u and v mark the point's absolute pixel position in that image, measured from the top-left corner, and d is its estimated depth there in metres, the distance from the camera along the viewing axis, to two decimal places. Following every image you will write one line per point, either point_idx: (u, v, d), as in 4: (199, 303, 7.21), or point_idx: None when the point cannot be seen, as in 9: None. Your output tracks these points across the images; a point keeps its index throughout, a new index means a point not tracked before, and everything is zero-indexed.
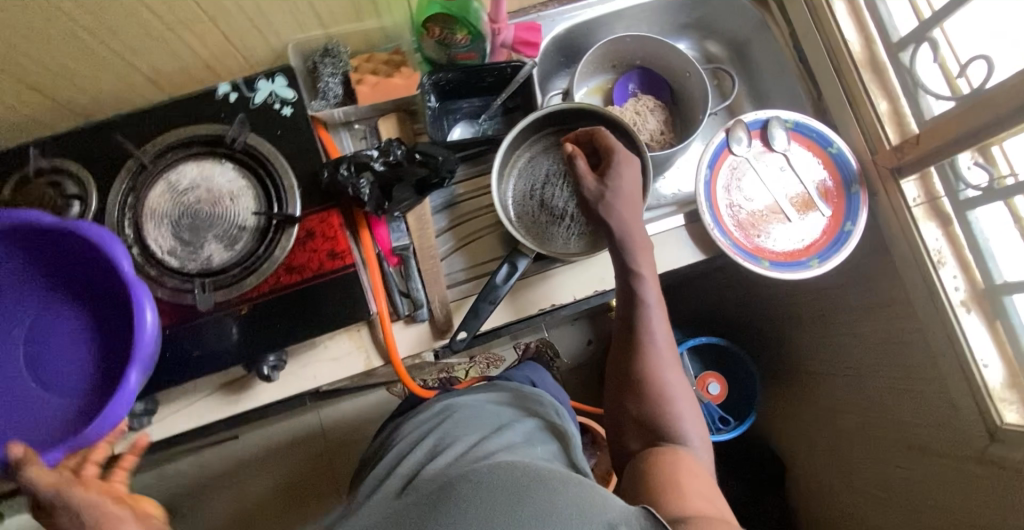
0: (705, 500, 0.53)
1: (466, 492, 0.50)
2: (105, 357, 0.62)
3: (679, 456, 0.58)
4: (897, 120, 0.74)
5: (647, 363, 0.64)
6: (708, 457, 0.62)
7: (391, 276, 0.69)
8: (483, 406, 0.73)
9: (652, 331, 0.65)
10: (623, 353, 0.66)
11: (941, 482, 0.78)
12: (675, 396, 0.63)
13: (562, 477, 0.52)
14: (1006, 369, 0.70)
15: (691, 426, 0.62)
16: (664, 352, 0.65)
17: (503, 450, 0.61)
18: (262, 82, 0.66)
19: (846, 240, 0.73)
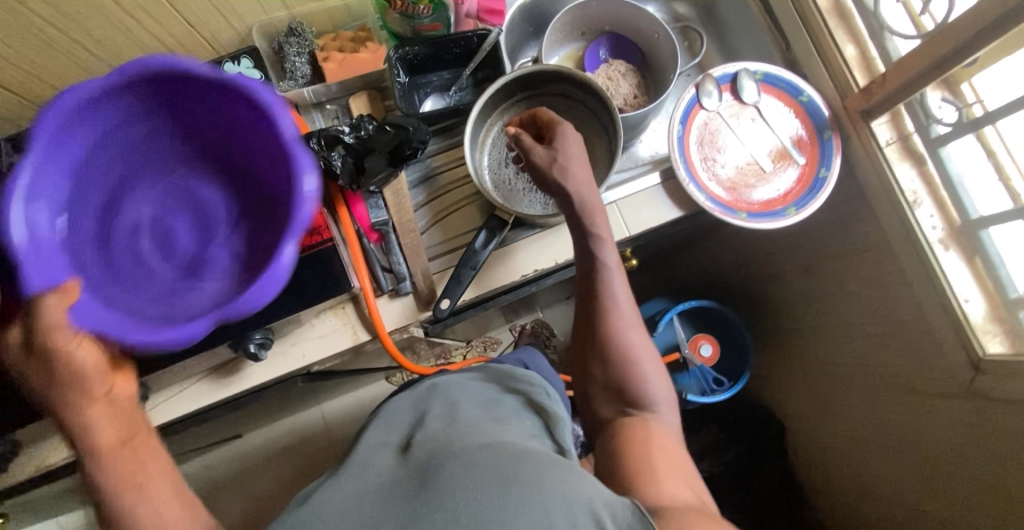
0: (674, 477, 0.56)
1: (452, 477, 0.49)
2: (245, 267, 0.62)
3: (651, 432, 0.61)
4: (864, 64, 0.75)
5: (612, 329, 0.66)
6: (674, 418, 0.65)
7: (371, 253, 0.69)
8: (455, 382, 0.73)
9: (614, 295, 0.66)
10: (588, 323, 0.68)
11: (931, 420, 0.80)
12: (642, 361, 0.66)
13: (547, 459, 0.53)
14: (986, 302, 0.71)
15: (659, 390, 0.65)
16: (627, 317, 0.67)
17: (482, 418, 0.62)
18: (228, 64, 0.69)
19: (821, 185, 0.74)
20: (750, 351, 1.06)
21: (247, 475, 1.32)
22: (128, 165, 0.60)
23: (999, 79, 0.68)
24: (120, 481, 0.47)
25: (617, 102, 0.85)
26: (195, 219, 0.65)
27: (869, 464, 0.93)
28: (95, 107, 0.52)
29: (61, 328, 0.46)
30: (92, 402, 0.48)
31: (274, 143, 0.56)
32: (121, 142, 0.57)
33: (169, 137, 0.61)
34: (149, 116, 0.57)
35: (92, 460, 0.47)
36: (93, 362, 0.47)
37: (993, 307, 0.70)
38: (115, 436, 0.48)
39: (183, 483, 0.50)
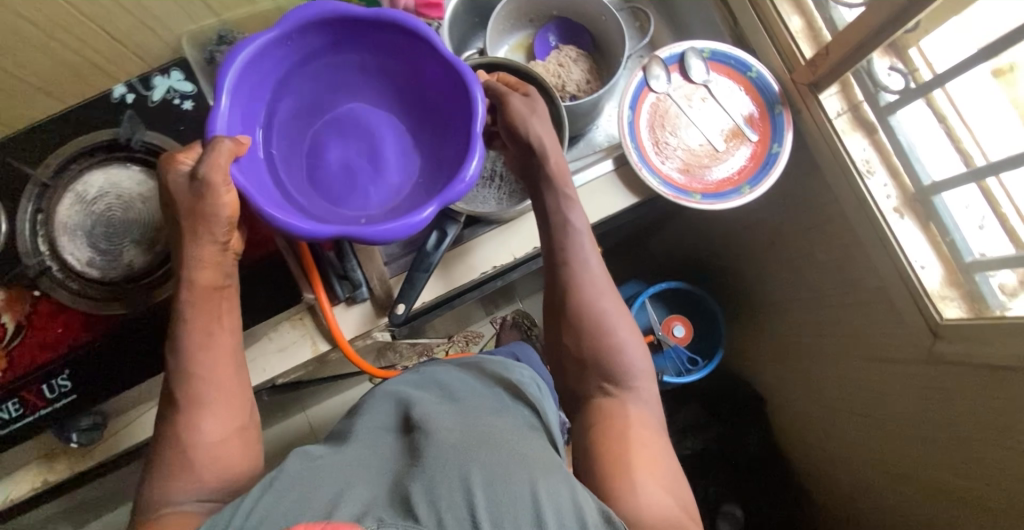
0: (650, 478, 0.56)
1: (452, 465, 0.49)
2: (352, 206, 0.63)
3: (628, 421, 0.61)
4: (811, 35, 0.74)
5: (586, 297, 0.66)
6: (651, 391, 0.65)
7: (325, 261, 0.68)
8: (427, 374, 0.72)
9: (585, 261, 0.67)
10: (559, 301, 0.67)
11: (898, 387, 0.80)
12: (619, 333, 0.66)
13: (545, 464, 0.52)
14: (943, 268, 0.71)
15: (636, 362, 0.65)
16: (600, 282, 0.67)
17: (482, 410, 0.62)
18: (158, 78, 0.65)
19: (774, 161, 0.74)
20: (723, 329, 1.07)
21: None
22: (328, 83, 0.64)
23: (946, 42, 0.68)
24: (201, 322, 0.54)
25: (569, 89, 0.83)
26: (377, 149, 0.65)
27: (845, 432, 0.95)
28: (312, 30, 0.58)
29: (223, 168, 0.52)
30: (208, 243, 0.54)
31: (460, 120, 0.62)
32: (318, 66, 0.62)
33: (380, 74, 0.65)
34: (357, 45, 0.62)
35: (188, 290, 0.55)
36: (229, 212, 0.54)
37: (948, 271, 0.71)
38: (210, 281, 0.55)
39: (240, 352, 0.57)
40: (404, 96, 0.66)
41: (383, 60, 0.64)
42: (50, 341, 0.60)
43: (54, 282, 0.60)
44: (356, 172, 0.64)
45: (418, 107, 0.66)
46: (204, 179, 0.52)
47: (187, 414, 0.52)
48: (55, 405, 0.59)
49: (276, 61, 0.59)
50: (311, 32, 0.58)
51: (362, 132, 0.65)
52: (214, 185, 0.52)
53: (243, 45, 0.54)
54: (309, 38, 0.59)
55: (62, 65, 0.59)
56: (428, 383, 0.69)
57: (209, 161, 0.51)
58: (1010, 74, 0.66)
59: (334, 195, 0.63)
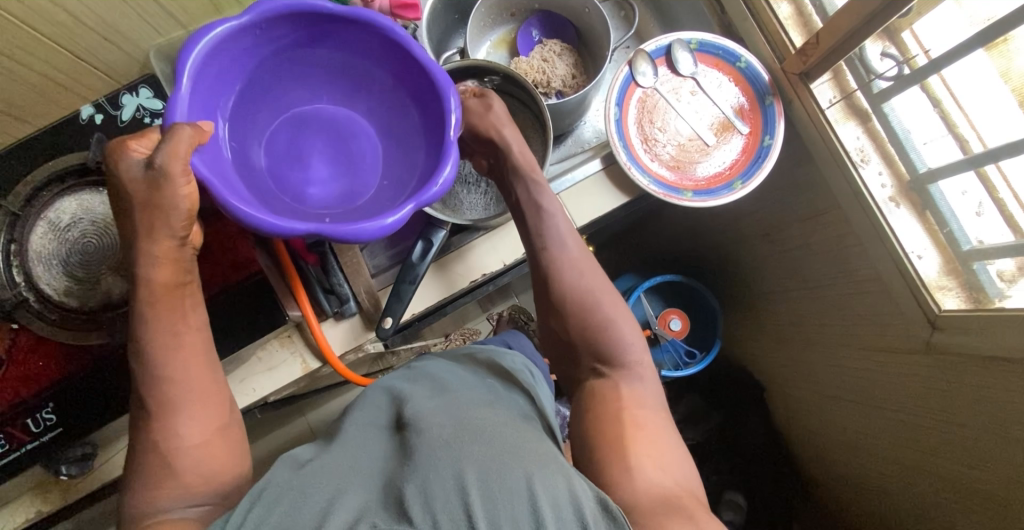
0: (646, 458, 0.54)
1: (443, 465, 0.47)
2: (314, 203, 0.62)
3: (623, 403, 0.59)
4: (801, 21, 0.72)
5: (571, 282, 0.65)
6: (648, 368, 0.63)
7: (311, 276, 0.67)
8: (420, 368, 0.72)
9: (563, 245, 0.65)
10: (544, 290, 0.66)
11: (897, 376, 0.80)
12: (608, 314, 0.64)
13: (538, 458, 0.50)
14: (939, 256, 0.70)
15: (629, 342, 0.63)
16: (581, 265, 0.66)
17: (472, 399, 0.60)
18: (126, 96, 0.64)
19: (767, 154, 0.72)
20: (720, 320, 1.06)
21: None
22: (291, 75, 0.61)
23: (941, 24, 0.66)
24: (166, 324, 0.51)
25: (554, 85, 0.81)
26: (340, 145, 0.64)
27: (846, 420, 0.94)
28: (283, 21, 0.55)
29: (183, 157, 0.49)
30: (165, 238, 0.51)
31: (434, 120, 0.61)
32: (283, 58, 0.59)
33: (348, 71, 0.62)
34: (327, 39, 0.59)
35: (146, 290, 0.51)
36: (188, 204, 0.51)
37: (946, 259, 0.70)
38: (169, 279, 0.52)
39: (212, 352, 0.54)
40: (372, 92, 0.64)
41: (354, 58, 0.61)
42: (33, 375, 0.59)
43: (32, 314, 0.59)
44: (315, 170, 0.63)
45: (382, 105, 0.64)
46: (161, 169, 0.48)
47: (162, 419, 0.50)
48: (42, 438, 0.58)
49: (245, 52, 0.56)
50: (282, 24, 0.55)
51: (322, 129, 0.64)
52: (172, 174, 0.49)
53: (209, 32, 0.51)
54: (279, 31, 0.56)
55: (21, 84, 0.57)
56: (419, 376, 0.68)
57: (167, 149, 0.48)
58: (1005, 46, 0.62)
59: (293, 192, 0.61)
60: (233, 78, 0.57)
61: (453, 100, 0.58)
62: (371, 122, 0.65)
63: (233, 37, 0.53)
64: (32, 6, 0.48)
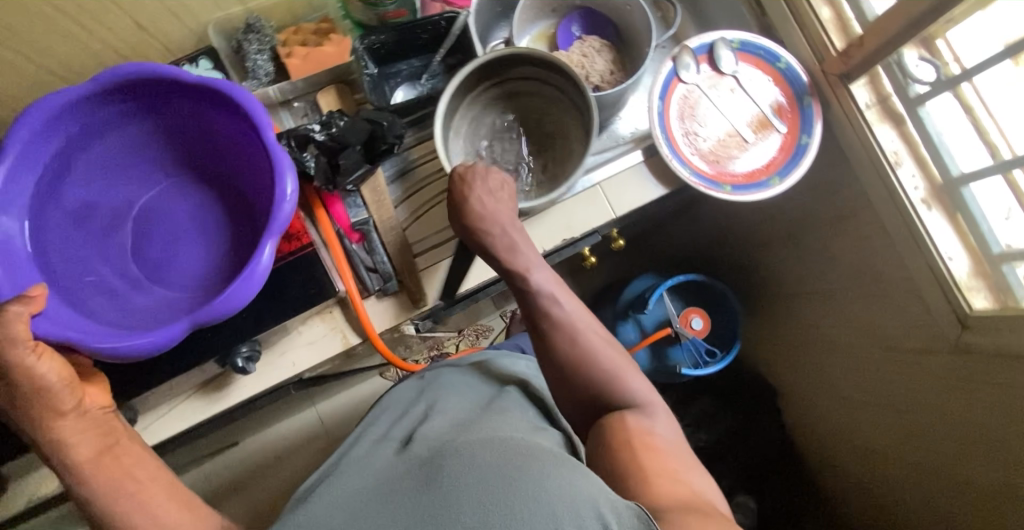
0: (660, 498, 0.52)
1: (458, 465, 0.49)
2: (205, 269, 0.67)
3: (636, 437, 0.58)
4: (840, 25, 0.74)
5: (568, 344, 0.61)
6: (658, 403, 0.62)
7: (354, 253, 0.68)
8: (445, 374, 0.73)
9: (557, 311, 0.62)
10: (541, 346, 0.62)
11: (920, 376, 0.81)
12: (606, 362, 0.61)
13: (554, 459, 0.50)
14: (970, 259, 0.72)
15: (631, 383, 0.61)
16: (579, 322, 0.62)
17: (484, 412, 0.62)
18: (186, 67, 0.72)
19: (804, 152, 0.74)
20: (740, 320, 1.08)
21: (240, 484, 1.28)
22: (101, 176, 0.66)
23: (973, 34, 0.68)
24: (113, 490, 0.50)
25: (593, 80, 0.82)
26: (195, 215, 0.69)
27: (864, 423, 0.95)
28: (60, 119, 0.59)
29: (22, 340, 0.49)
30: (59, 418, 0.51)
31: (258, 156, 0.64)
32: (83, 158, 0.64)
33: (156, 146, 0.68)
34: (116, 120, 0.64)
35: (71, 474, 0.50)
36: (56, 377, 0.50)
37: (976, 262, 0.72)
38: (92, 450, 0.51)
39: (177, 487, 0.54)
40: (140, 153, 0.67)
41: (161, 126, 0.66)
42: None
43: None
44: (173, 242, 0.68)
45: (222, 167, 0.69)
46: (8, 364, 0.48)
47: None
48: None
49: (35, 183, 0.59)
50: (63, 121, 0.59)
51: (167, 207, 0.69)
52: (21, 359, 0.49)
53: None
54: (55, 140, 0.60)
55: None
56: (438, 385, 0.70)
57: (1, 337, 0.48)
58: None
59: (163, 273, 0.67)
60: (57, 197, 0.63)
61: (260, 110, 0.58)
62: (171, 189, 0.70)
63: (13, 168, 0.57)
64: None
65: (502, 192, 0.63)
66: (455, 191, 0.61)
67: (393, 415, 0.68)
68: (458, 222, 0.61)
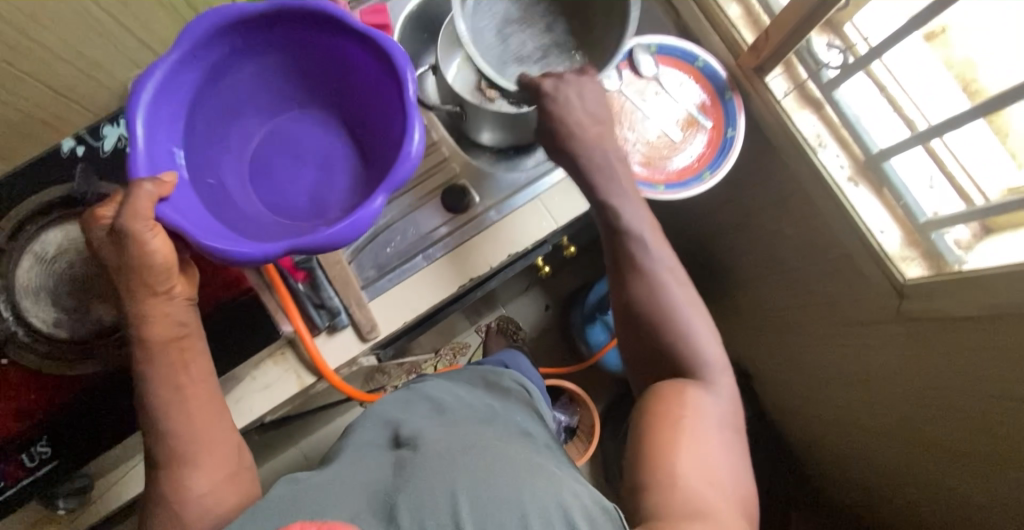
0: (692, 471, 0.53)
1: (433, 473, 0.49)
2: (312, 200, 0.67)
3: (686, 410, 0.57)
4: (750, 20, 0.77)
5: (654, 293, 0.63)
6: (723, 382, 0.61)
7: (301, 292, 0.68)
8: (459, 392, 0.72)
9: (655, 268, 0.64)
10: (619, 282, 0.65)
11: (870, 347, 0.83)
12: (687, 324, 0.63)
13: (530, 466, 0.51)
14: (900, 231, 0.75)
15: (705, 350, 0.62)
16: (665, 273, 0.64)
17: (469, 421, 0.62)
18: (107, 128, 0.62)
19: (731, 145, 0.76)
20: None
21: None
22: (233, 96, 0.65)
23: (876, 18, 0.73)
24: (166, 379, 0.54)
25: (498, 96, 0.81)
26: (319, 138, 0.69)
27: (830, 398, 0.97)
28: (210, 43, 0.58)
29: (145, 215, 0.51)
30: (150, 295, 0.53)
31: (387, 88, 0.64)
32: (230, 77, 0.63)
33: (305, 69, 0.66)
34: (263, 41, 0.62)
35: (140, 347, 0.54)
36: (163, 257, 0.52)
37: (906, 233, 0.75)
38: (166, 332, 0.54)
39: (217, 398, 0.57)
40: (298, 79, 0.67)
41: (321, 49, 0.64)
42: (26, 406, 0.58)
43: (21, 348, 0.58)
44: (306, 175, 0.68)
45: (347, 96, 0.68)
46: (125, 231, 0.51)
47: (173, 469, 0.52)
48: (36, 473, 0.57)
49: (182, 89, 0.59)
50: (208, 48, 0.58)
51: (297, 126, 0.69)
52: (137, 232, 0.51)
53: (144, 77, 0.55)
54: (211, 57, 0.59)
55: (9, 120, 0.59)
56: (419, 398, 0.70)
57: (128, 209, 0.50)
58: (944, 36, 0.71)
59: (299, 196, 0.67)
60: (194, 116, 0.62)
61: (399, 51, 0.59)
62: (314, 115, 0.69)
63: (164, 83, 0.57)
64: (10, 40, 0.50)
65: (591, 119, 0.66)
66: (556, 130, 0.65)
67: (416, 406, 0.68)
68: (556, 151, 0.66)
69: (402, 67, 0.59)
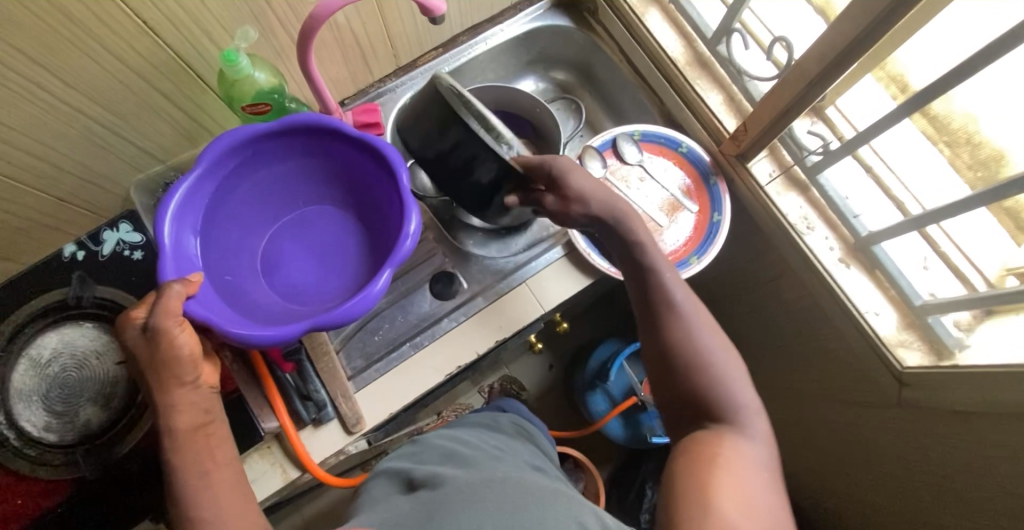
0: (730, 503, 0.46)
1: (458, 504, 0.48)
2: (324, 290, 0.65)
3: (723, 456, 0.50)
4: (733, 106, 0.79)
5: (680, 327, 0.58)
6: (760, 426, 0.54)
7: (288, 384, 0.68)
8: (461, 437, 0.68)
9: (676, 300, 0.60)
10: (649, 326, 0.60)
11: (874, 431, 0.80)
12: (717, 362, 0.56)
13: (552, 494, 0.51)
14: (896, 313, 0.73)
15: (740, 396, 0.55)
16: (694, 312, 0.59)
17: (483, 460, 0.59)
18: (106, 233, 0.65)
19: (717, 229, 0.78)
20: None
21: None
22: (249, 204, 0.64)
23: (861, 101, 0.71)
24: (192, 465, 0.48)
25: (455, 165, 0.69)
26: (329, 235, 0.67)
27: (840, 480, 0.92)
28: (230, 152, 0.59)
29: (175, 312, 0.49)
30: (178, 388, 0.50)
31: (389, 184, 0.63)
32: (248, 183, 0.63)
33: (316, 173, 0.66)
34: (279, 150, 0.63)
35: (169, 441, 0.49)
36: (190, 350, 0.50)
37: (902, 315, 0.73)
38: (191, 422, 0.50)
39: (245, 482, 0.50)
40: (309, 177, 0.66)
41: (334, 155, 0.65)
42: (13, 511, 0.59)
43: (12, 452, 0.59)
44: (318, 264, 0.66)
45: (356, 193, 0.67)
46: (156, 328, 0.48)
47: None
48: None
49: (203, 197, 0.60)
50: (229, 156, 0.59)
51: (306, 228, 0.67)
52: (169, 330, 0.49)
53: (172, 188, 0.56)
54: (230, 164, 0.60)
55: (17, 230, 0.62)
56: (426, 447, 0.65)
57: (160, 308, 0.49)
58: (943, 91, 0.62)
59: (313, 291, 0.65)
60: (214, 227, 0.61)
61: (399, 157, 0.61)
62: (326, 211, 0.68)
63: (188, 193, 0.58)
64: (5, 156, 0.54)
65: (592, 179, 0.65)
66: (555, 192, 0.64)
67: (431, 451, 0.64)
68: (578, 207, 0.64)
69: (397, 166, 0.61)
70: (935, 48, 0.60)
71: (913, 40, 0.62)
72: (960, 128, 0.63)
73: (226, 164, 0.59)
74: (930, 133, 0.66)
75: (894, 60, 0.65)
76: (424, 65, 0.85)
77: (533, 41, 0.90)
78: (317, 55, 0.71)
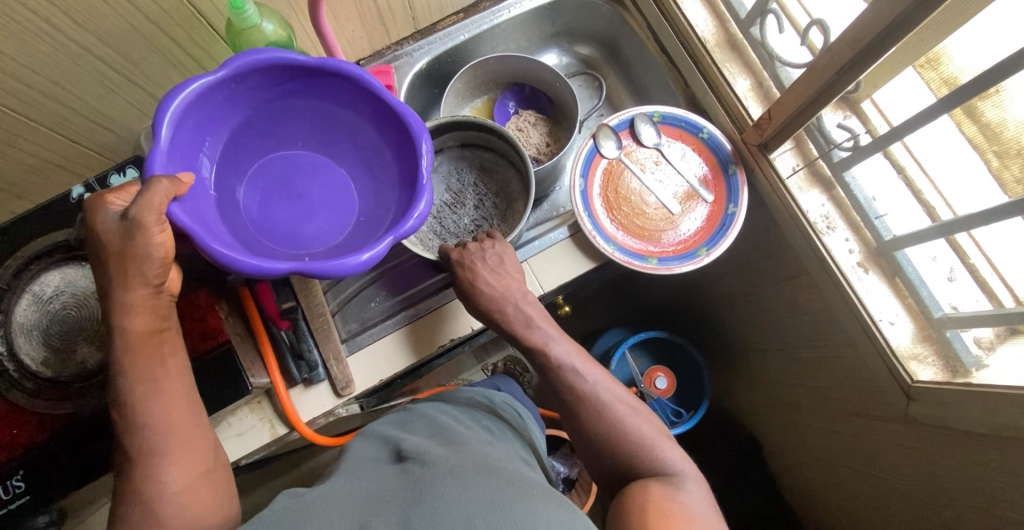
0: None
1: (445, 484, 0.47)
2: (301, 236, 0.63)
3: (661, 497, 0.50)
4: (761, 93, 0.75)
5: (596, 402, 0.59)
6: (694, 477, 0.54)
7: (281, 340, 0.68)
8: (442, 410, 0.67)
9: (591, 380, 0.61)
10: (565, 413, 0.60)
11: (878, 444, 0.76)
12: (642, 428, 0.57)
13: (543, 494, 0.49)
14: (912, 324, 0.69)
15: (666, 449, 0.56)
16: (607, 385, 0.61)
17: (471, 439, 0.59)
18: (114, 177, 0.66)
19: (731, 222, 0.75)
20: (707, 377, 1.05)
21: None
22: (246, 128, 0.62)
23: (897, 95, 0.64)
24: (143, 371, 0.48)
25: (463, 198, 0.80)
26: (319, 183, 0.66)
27: (839, 489, 0.89)
28: (254, 70, 0.56)
29: (158, 208, 0.47)
30: (139, 286, 0.48)
31: (405, 143, 0.62)
32: (258, 106, 0.61)
33: (327, 118, 0.64)
34: (297, 85, 0.60)
35: (116, 339, 0.48)
36: (162, 253, 0.48)
37: (918, 327, 0.68)
38: (146, 326, 0.49)
39: (193, 396, 0.51)
40: (315, 120, 0.64)
41: (354, 109, 0.63)
42: (8, 441, 0.60)
43: (9, 383, 0.61)
44: (301, 208, 0.65)
45: (356, 147, 0.66)
46: (133, 220, 0.46)
47: (141, 464, 0.47)
48: (10, 505, 0.60)
49: (211, 102, 0.56)
50: (252, 77, 0.56)
51: (291, 169, 0.66)
52: (146, 225, 0.47)
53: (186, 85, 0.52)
54: (247, 82, 0.57)
55: (27, 166, 0.63)
56: (416, 415, 0.66)
57: (142, 201, 0.47)
58: (997, 96, 0.56)
59: (288, 236, 0.63)
60: (206, 140, 0.59)
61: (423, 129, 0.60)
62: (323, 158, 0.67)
63: (200, 95, 0.54)
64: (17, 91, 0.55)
65: (500, 265, 0.67)
66: (462, 278, 0.66)
67: (412, 425, 0.63)
68: (473, 304, 0.67)
69: (418, 132, 0.59)
70: (988, 42, 0.55)
71: (960, 31, 0.56)
72: (1012, 139, 0.56)
73: (245, 79, 0.56)
74: (977, 141, 0.59)
75: (945, 53, 0.58)
76: (444, 30, 0.82)
77: (558, 14, 0.87)
78: (332, 12, 0.70)
